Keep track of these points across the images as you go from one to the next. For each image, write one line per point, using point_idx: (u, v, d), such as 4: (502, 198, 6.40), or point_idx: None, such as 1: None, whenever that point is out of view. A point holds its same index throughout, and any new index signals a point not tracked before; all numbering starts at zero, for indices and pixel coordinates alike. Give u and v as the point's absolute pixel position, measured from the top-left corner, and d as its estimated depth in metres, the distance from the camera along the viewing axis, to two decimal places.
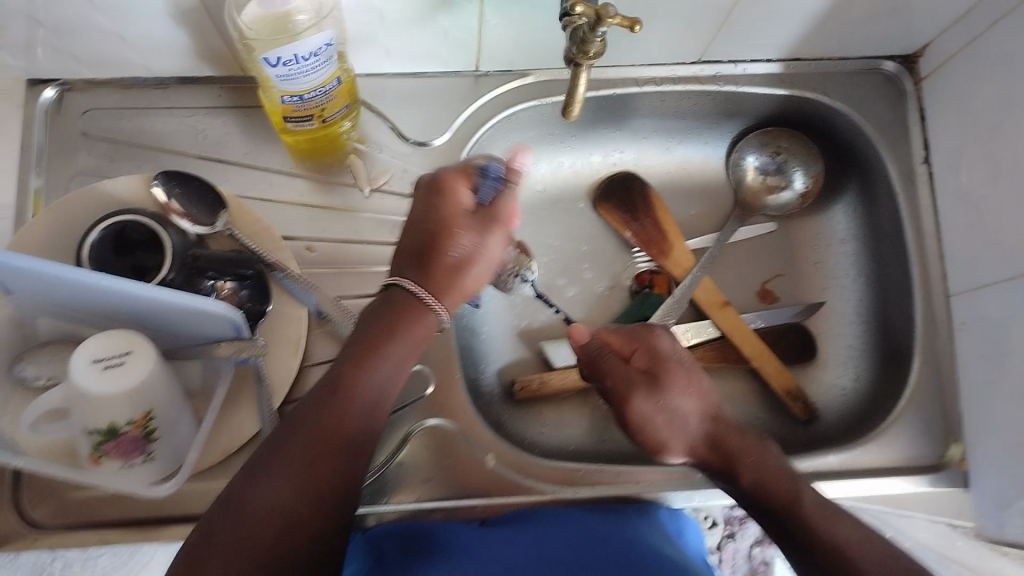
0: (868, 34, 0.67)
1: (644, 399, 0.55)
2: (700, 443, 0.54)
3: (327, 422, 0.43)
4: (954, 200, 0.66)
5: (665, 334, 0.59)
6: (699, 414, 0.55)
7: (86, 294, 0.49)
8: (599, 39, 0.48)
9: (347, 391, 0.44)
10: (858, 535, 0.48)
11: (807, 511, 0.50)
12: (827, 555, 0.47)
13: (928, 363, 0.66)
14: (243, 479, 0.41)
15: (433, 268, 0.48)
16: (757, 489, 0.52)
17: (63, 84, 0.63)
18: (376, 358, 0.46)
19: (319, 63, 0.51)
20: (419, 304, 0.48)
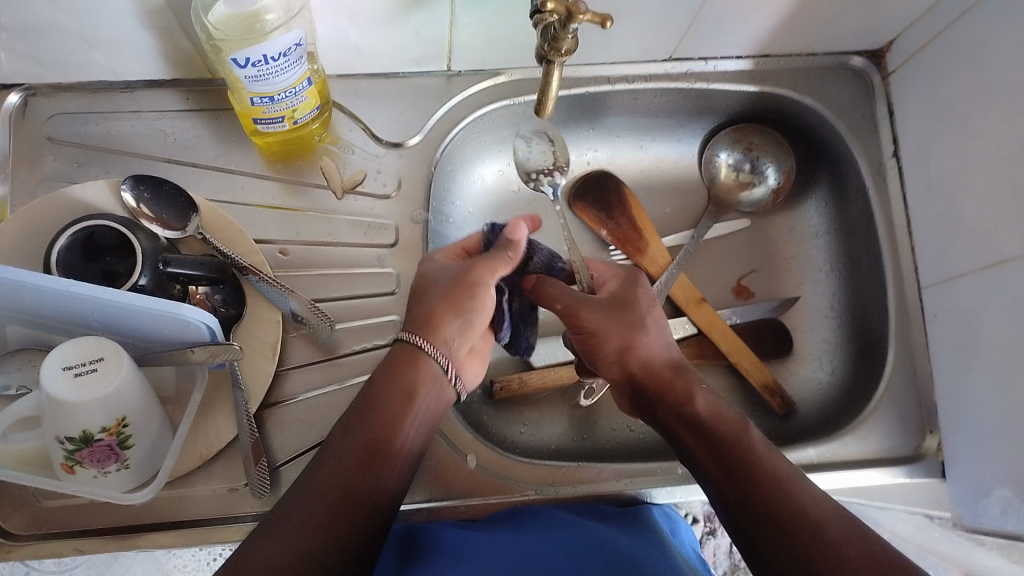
0: (836, 29, 0.67)
1: (601, 314, 0.58)
2: (654, 376, 0.55)
3: (337, 484, 0.46)
4: (924, 192, 0.67)
5: (644, 283, 0.61)
6: (660, 355, 0.56)
7: (55, 300, 0.49)
8: (571, 37, 0.48)
9: (355, 460, 0.47)
10: (792, 473, 0.48)
11: (750, 441, 0.49)
12: (765, 483, 0.46)
13: (902, 354, 0.67)
14: (255, 538, 0.43)
15: (438, 328, 0.54)
16: (706, 415, 0.51)
17: (28, 88, 0.62)
18: (383, 419, 0.50)
19: (289, 63, 0.51)
20: (426, 362, 0.53)
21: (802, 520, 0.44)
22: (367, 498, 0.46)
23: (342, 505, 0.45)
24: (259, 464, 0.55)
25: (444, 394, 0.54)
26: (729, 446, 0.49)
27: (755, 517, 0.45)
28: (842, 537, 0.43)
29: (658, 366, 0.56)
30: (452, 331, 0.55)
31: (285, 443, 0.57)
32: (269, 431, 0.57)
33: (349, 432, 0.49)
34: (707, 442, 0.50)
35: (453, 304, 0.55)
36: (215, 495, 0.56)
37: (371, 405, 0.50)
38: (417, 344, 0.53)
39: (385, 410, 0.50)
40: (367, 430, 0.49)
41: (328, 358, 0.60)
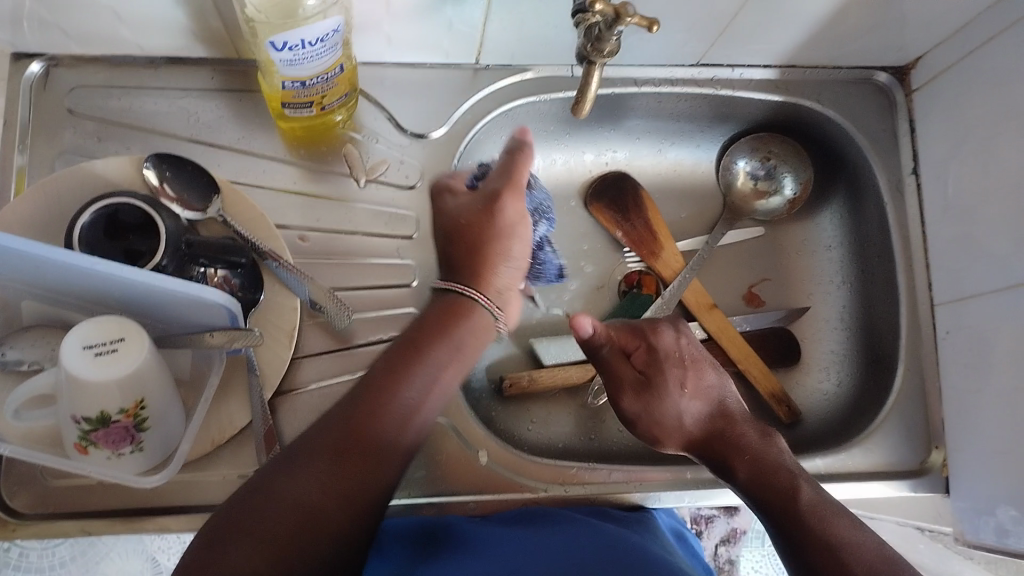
0: (864, 44, 0.67)
1: (635, 397, 0.58)
2: (695, 442, 0.57)
3: (361, 418, 0.44)
4: (941, 211, 0.67)
5: (663, 330, 0.60)
6: (694, 413, 0.57)
7: (78, 277, 0.48)
8: (615, 38, 0.48)
9: (387, 383, 0.45)
10: (851, 530, 0.50)
11: (806, 498, 0.52)
12: (823, 556, 0.48)
13: (912, 369, 0.67)
14: (275, 471, 0.42)
15: (474, 270, 0.53)
16: (755, 489, 0.53)
17: (52, 58, 0.60)
18: (416, 360, 0.47)
19: (325, 49, 0.50)
20: (473, 306, 0.52)
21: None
22: (385, 434, 0.44)
23: (362, 443, 0.43)
24: (270, 451, 0.55)
25: (484, 333, 0.52)
26: (783, 508, 0.52)
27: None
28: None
29: (706, 428, 0.57)
30: (492, 275, 0.54)
31: (297, 431, 0.57)
32: (282, 417, 0.57)
33: (393, 365, 0.47)
34: (761, 502, 0.53)
35: (503, 245, 0.54)
36: (224, 482, 0.55)
37: (420, 343, 0.48)
38: (467, 294, 0.52)
39: (427, 347, 0.48)
40: (396, 372, 0.46)
41: (342, 348, 0.60)
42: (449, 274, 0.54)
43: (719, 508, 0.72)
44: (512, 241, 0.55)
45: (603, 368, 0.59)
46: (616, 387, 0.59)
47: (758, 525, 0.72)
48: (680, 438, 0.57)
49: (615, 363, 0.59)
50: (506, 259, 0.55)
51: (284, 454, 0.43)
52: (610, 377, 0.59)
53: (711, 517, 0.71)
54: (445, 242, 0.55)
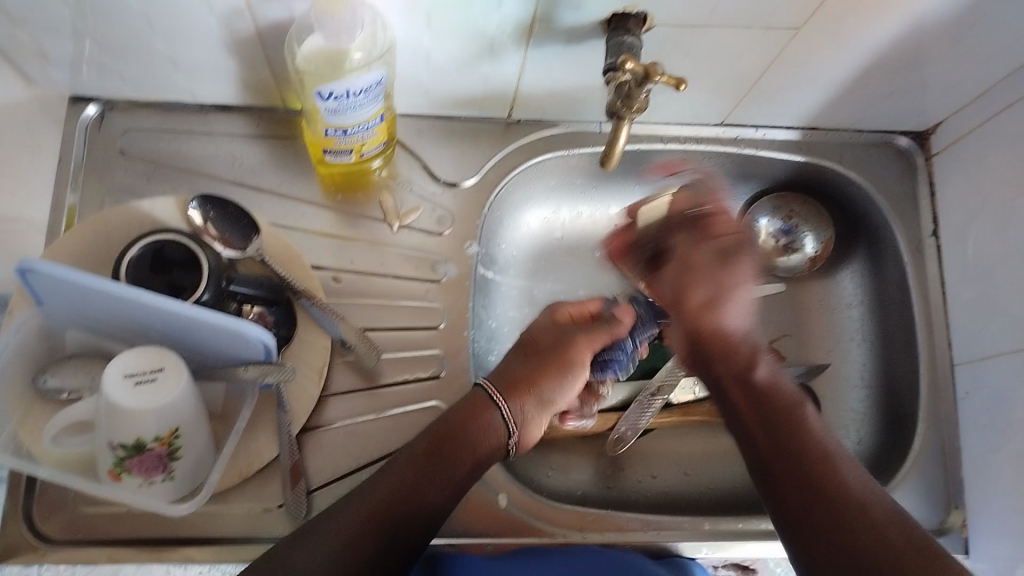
0: (885, 108, 0.69)
1: (708, 258, 0.58)
2: (722, 333, 0.54)
3: (386, 501, 0.48)
4: (961, 274, 0.69)
5: (746, 255, 0.58)
6: (742, 326, 0.55)
7: (120, 308, 0.50)
8: (644, 94, 0.50)
9: (412, 478, 0.50)
10: (844, 452, 0.49)
11: (806, 417, 0.50)
12: (829, 489, 0.47)
13: (932, 429, 0.67)
14: (291, 543, 0.46)
15: (516, 391, 0.57)
16: (765, 387, 0.51)
17: (107, 102, 0.64)
18: (442, 462, 0.51)
19: (368, 99, 0.53)
20: (487, 410, 0.55)
21: (857, 508, 0.46)
22: (415, 508, 0.49)
23: (384, 517, 0.48)
24: (296, 486, 0.56)
25: (534, 437, 0.59)
26: (788, 428, 0.49)
27: (801, 495, 0.47)
28: (900, 540, 0.44)
29: (729, 335, 0.54)
30: (530, 405, 0.57)
31: (322, 467, 0.58)
32: (307, 453, 0.58)
33: (425, 457, 0.51)
34: (761, 410, 0.51)
35: (554, 367, 0.59)
36: (249, 514, 0.56)
37: (443, 436, 0.52)
38: (495, 398, 0.56)
39: (461, 446, 0.53)
40: (419, 472, 0.50)
41: (370, 388, 0.61)
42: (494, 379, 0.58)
43: (737, 569, 0.63)
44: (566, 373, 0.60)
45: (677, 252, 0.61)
46: (687, 266, 0.58)
47: None
48: (700, 326, 0.55)
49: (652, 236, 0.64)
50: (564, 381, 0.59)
51: (297, 530, 0.48)
52: (681, 257, 0.60)
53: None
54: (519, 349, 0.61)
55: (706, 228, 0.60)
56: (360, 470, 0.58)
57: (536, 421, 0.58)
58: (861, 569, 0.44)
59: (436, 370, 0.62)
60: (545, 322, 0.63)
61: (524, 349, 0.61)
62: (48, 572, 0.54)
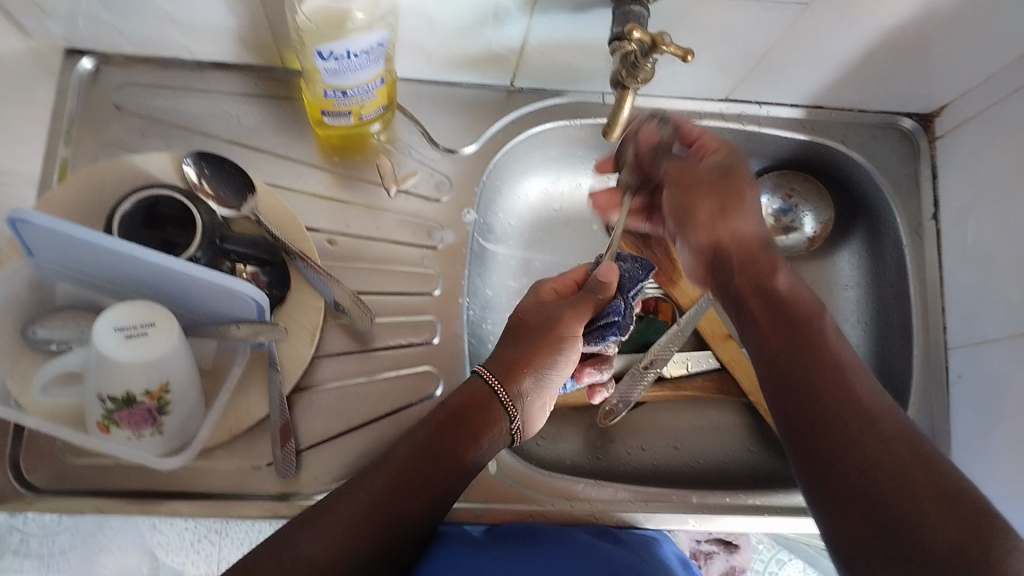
0: (891, 89, 0.69)
1: (712, 172, 0.58)
2: (732, 240, 0.56)
3: (393, 476, 0.49)
4: (960, 257, 0.68)
5: (744, 172, 0.58)
6: (751, 233, 0.56)
7: (112, 260, 0.50)
8: (650, 65, 0.49)
9: (419, 457, 0.50)
10: (879, 394, 0.47)
11: (827, 329, 0.51)
12: (841, 400, 0.46)
13: (923, 410, 0.67)
14: (301, 526, 0.47)
15: (514, 376, 0.55)
16: (785, 293, 0.54)
17: (102, 56, 0.63)
18: (447, 438, 0.51)
19: (367, 61, 0.53)
20: (483, 393, 0.55)
21: (878, 438, 0.44)
22: (425, 481, 0.49)
23: (392, 494, 0.48)
24: (285, 445, 0.56)
25: (534, 421, 0.59)
26: (803, 332, 0.50)
27: (805, 410, 0.47)
28: (928, 486, 0.42)
29: (743, 241, 0.56)
30: (528, 387, 0.56)
31: (311, 428, 0.58)
32: (298, 413, 0.58)
33: (436, 429, 0.52)
34: (780, 317, 0.52)
35: (540, 361, 0.57)
36: (236, 471, 0.56)
37: (448, 421, 0.52)
38: (489, 382, 0.55)
39: (459, 429, 0.52)
40: (425, 448, 0.50)
41: (362, 351, 0.61)
42: (490, 364, 0.57)
43: (720, 543, 0.64)
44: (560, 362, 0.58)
45: (668, 174, 0.61)
46: (686, 184, 0.58)
47: (758, 564, 0.65)
48: (717, 237, 0.57)
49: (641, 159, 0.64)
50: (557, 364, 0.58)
51: (307, 511, 0.48)
52: (676, 175, 0.60)
53: (711, 551, 0.64)
54: (511, 331, 0.59)
55: (696, 150, 0.60)
56: (349, 433, 0.58)
57: (533, 402, 0.57)
58: (875, 497, 0.42)
59: (428, 336, 0.62)
60: (534, 305, 0.60)
61: (517, 331, 0.58)
62: (33, 522, 0.56)
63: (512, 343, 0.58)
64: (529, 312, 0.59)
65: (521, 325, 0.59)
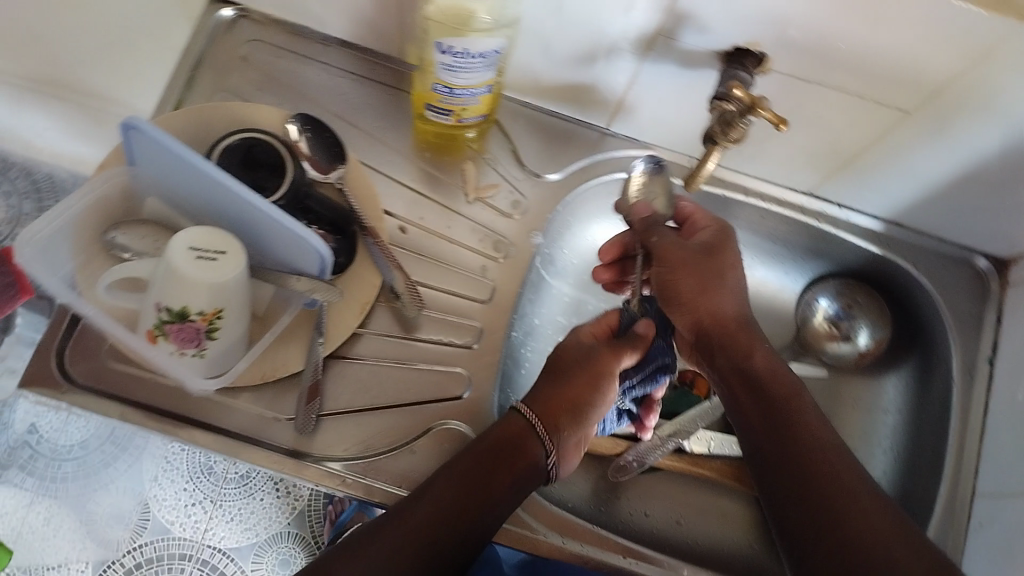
0: (973, 223, 0.69)
1: (688, 253, 0.59)
2: (712, 321, 0.58)
3: (438, 510, 0.51)
4: (1007, 404, 0.67)
5: (728, 252, 0.60)
6: (731, 309, 0.58)
7: (204, 187, 0.53)
8: (744, 126, 0.51)
9: (465, 492, 0.52)
10: (837, 440, 0.53)
11: (800, 405, 0.54)
12: (827, 512, 0.49)
13: (937, 542, 0.65)
14: (343, 552, 0.49)
15: (552, 415, 0.56)
16: (763, 373, 0.55)
17: (243, 10, 0.67)
18: (487, 474, 0.53)
19: (482, 65, 0.55)
20: (513, 428, 0.55)
21: (847, 497, 0.49)
22: (473, 517, 0.52)
23: (438, 528, 0.50)
24: (310, 404, 0.58)
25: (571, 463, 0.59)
26: (783, 422, 0.53)
27: (798, 507, 0.50)
28: (876, 517, 0.48)
29: (725, 321, 0.58)
30: (566, 426, 0.57)
31: (336, 396, 0.59)
32: (329, 378, 0.60)
33: (474, 464, 0.53)
34: (759, 396, 0.55)
35: (581, 401, 0.57)
36: (256, 415, 0.58)
37: (488, 458, 0.53)
38: (528, 422, 0.56)
39: (491, 465, 0.53)
40: (472, 483, 0.52)
41: (403, 337, 0.63)
42: (532, 400, 0.57)
43: None
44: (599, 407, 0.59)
45: (654, 248, 0.61)
46: (668, 261, 0.59)
47: None
48: (699, 317, 0.58)
49: (631, 234, 0.65)
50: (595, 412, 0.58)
51: (350, 537, 0.50)
52: (662, 254, 0.60)
53: None
54: (549, 373, 0.59)
55: (688, 227, 0.63)
56: (370, 411, 0.59)
57: (570, 444, 0.58)
58: None
59: (469, 341, 0.64)
60: (576, 348, 0.60)
61: (555, 374, 0.59)
62: None
63: (554, 383, 0.58)
64: (565, 354, 0.60)
65: (562, 369, 0.59)
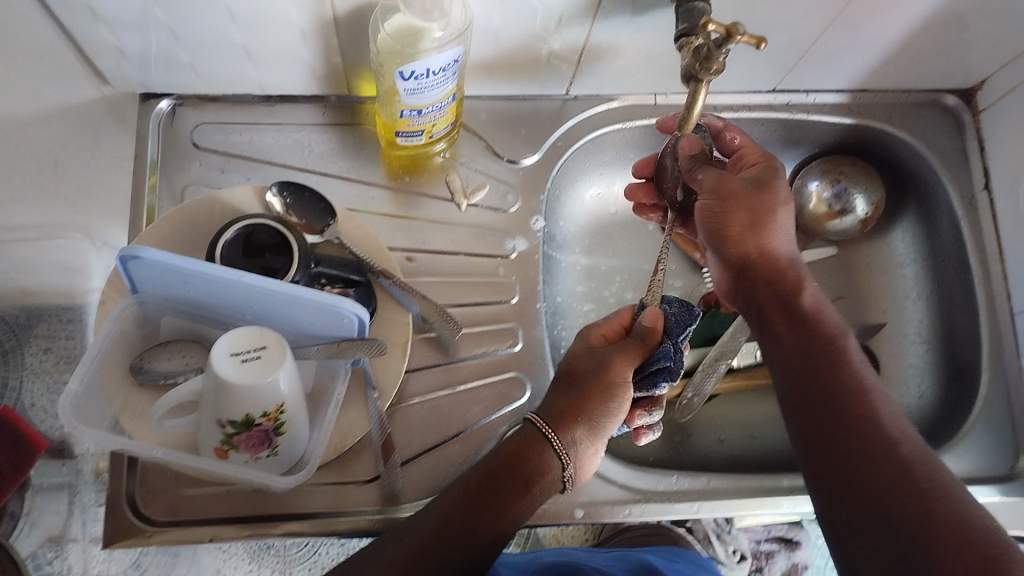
0: (933, 68, 0.71)
1: (744, 181, 0.57)
2: (757, 256, 0.57)
3: (453, 503, 0.49)
4: (1016, 223, 0.70)
5: (782, 184, 0.57)
6: (784, 249, 0.57)
7: (219, 291, 0.52)
8: (723, 57, 0.51)
9: (469, 502, 0.49)
10: (878, 382, 0.50)
11: (847, 347, 0.51)
12: (857, 437, 0.47)
13: (995, 379, 0.68)
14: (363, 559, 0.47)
15: (565, 425, 0.53)
16: (807, 308, 0.54)
17: (177, 98, 0.66)
18: (503, 493, 0.50)
19: (445, 79, 0.54)
20: (529, 439, 0.53)
21: (877, 441, 0.46)
22: (473, 527, 0.49)
23: (456, 526, 0.48)
24: (389, 460, 0.57)
25: (588, 467, 0.56)
26: (825, 350, 0.51)
27: (824, 432, 0.48)
28: (911, 455, 0.45)
29: (773, 257, 0.57)
30: (581, 440, 0.54)
31: (409, 442, 0.59)
32: (395, 427, 0.59)
33: (492, 475, 0.51)
34: (802, 334, 0.53)
35: (599, 407, 0.54)
36: (334, 489, 0.57)
37: (517, 454, 0.52)
38: (540, 430, 0.53)
39: (529, 464, 0.52)
40: (481, 480, 0.51)
41: (446, 362, 0.62)
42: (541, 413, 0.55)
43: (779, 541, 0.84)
44: (618, 401, 0.55)
45: (703, 183, 0.59)
46: (722, 192, 0.57)
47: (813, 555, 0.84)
48: (749, 251, 0.57)
49: (666, 171, 0.67)
50: (608, 418, 0.54)
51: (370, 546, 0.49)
52: (712, 188, 0.58)
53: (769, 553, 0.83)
54: (558, 381, 0.56)
55: (737, 162, 0.61)
56: (447, 444, 0.59)
57: (587, 450, 0.54)
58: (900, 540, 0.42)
59: (511, 343, 0.64)
60: (588, 348, 0.58)
61: (565, 379, 0.56)
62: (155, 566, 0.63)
63: (559, 386, 0.56)
64: (574, 359, 0.57)
65: (570, 369, 0.56)
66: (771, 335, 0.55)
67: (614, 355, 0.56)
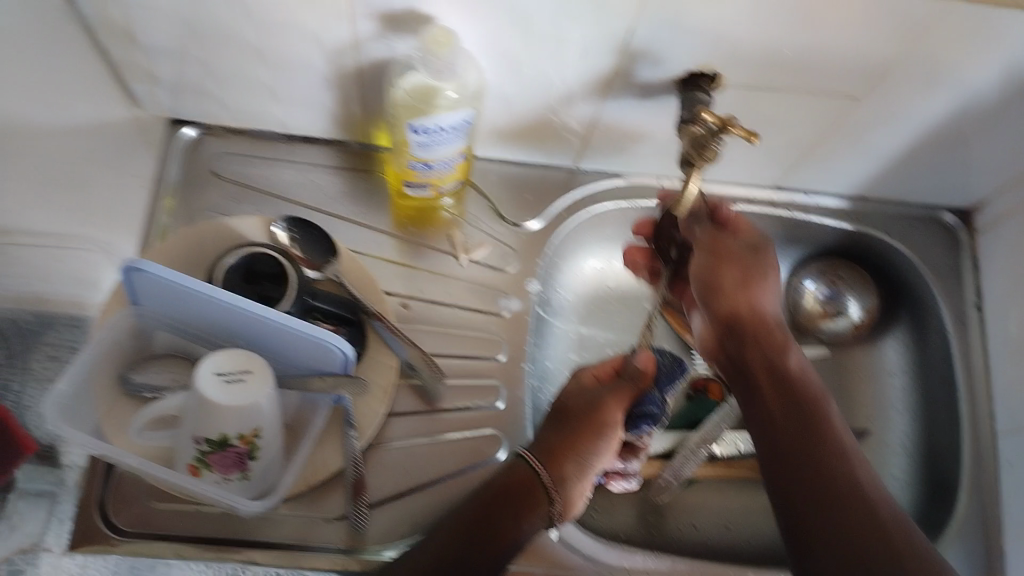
0: (932, 184, 0.73)
1: (736, 245, 0.58)
2: (749, 312, 0.56)
3: (443, 549, 0.52)
4: (1003, 344, 0.71)
5: (771, 251, 0.59)
6: (772, 310, 0.57)
7: (212, 312, 0.54)
8: (718, 146, 0.55)
9: (470, 526, 0.53)
10: (854, 447, 0.53)
11: (829, 414, 0.53)
12: (841, 497, 0.49)
13: (974, 497, 0.68)
14: None
15: (557, 458, 0.57)
16: (795, 373, 0.55)
17: (205, 128, 0.69)
18: (503, 518, 0.54)
19: (453, 136, 0.57)
20: (524, 471, 0.57)
21: (866, 508, 0.49)
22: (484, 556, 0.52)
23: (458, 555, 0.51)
24: (357, 498, 0.58)
25: (578, 505, 0.58)
26: (808, 418, 0.53)
27: (808, 486, 0.50)
28: (891, 525, 0.49)
29: (763, 316, 0.56)
30: (572, 471, 0.57)
31: (379, 484, 0.60)
32: (368, 468, 0.60)
33: (489, 503, 0.54)
34: (790, 394, 0.54)
35: (584, 449, 0.58)
36: (300, 522, 0.58)
37: (496, 497, 0.55)
38: (530, 465, 0.57)
39: (522, 494, 0.55)
40: (476, 511, 0.54)
41: (429, 411, 0.63)
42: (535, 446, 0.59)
43: None
44: (600, 442, 0.59)
45: (699, 243, 0.60)
46: (714, 251, 0.58)
47: None
48: (738, 307, 0.56)
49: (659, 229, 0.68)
50: (592, 459, 0.58)
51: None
52: (707, 246, 0.59)
53: None
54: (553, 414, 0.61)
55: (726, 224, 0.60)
56: (417, 491, 0.60)
57: (577, 487, 0.58)
58: None
59: (493, 399, 0.65)
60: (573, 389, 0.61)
61: (558, 415, 0.60)
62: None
63: (551, 419, 0.60)
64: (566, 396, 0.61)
65: (567, 404, 0.60)
66: (755, 388, 0.55)
67: (601, 399, 0.60)
